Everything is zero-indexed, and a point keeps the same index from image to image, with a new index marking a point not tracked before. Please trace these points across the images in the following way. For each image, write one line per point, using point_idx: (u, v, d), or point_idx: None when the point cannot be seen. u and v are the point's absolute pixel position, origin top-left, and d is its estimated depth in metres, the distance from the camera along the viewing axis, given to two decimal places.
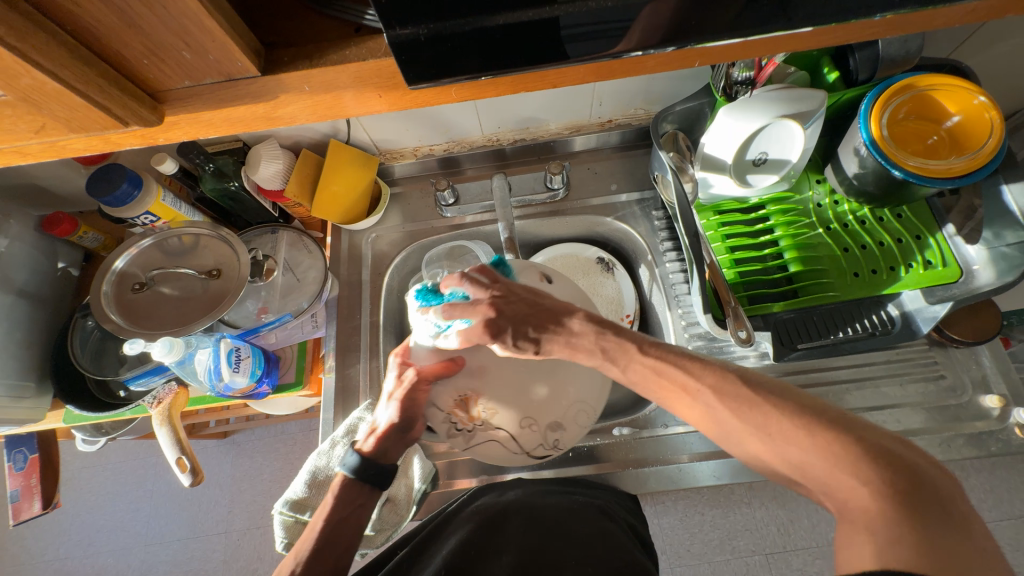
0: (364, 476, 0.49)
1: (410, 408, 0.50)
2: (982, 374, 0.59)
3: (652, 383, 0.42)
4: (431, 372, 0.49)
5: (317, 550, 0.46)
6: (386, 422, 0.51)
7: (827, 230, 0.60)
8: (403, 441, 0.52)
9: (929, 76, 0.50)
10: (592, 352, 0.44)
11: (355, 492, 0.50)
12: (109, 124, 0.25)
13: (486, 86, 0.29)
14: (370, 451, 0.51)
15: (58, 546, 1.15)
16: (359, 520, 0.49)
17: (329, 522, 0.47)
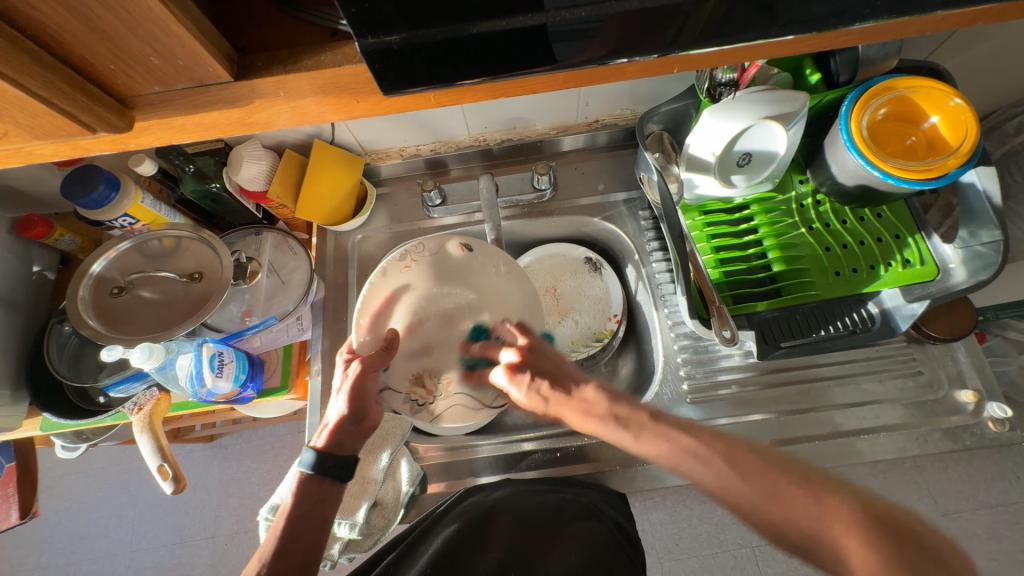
0: (326, 470, 0.47)
1: (360, 399, 0.50)
2: (957, 369, 0.61)
3: (667, 452, 0.41)
4: (376, 360, 0.52)
5: (279, 547, 0.44)
6: (336, 416, 0.50)
7: (809, 230, 0.61)
8: (358, 432, 0.51)
9: (907, 78, 0.51)
10: (604, 418, 0.45)
11: (314, 487, 0.47)
12: (76, 130, 0.24)
13: (465, 92, 0.29)
14: (326, 447, 0.49)
15: (39, 554, 1.13)
16: (323, 515, 0.47)
17: (291, 519, 0.45)
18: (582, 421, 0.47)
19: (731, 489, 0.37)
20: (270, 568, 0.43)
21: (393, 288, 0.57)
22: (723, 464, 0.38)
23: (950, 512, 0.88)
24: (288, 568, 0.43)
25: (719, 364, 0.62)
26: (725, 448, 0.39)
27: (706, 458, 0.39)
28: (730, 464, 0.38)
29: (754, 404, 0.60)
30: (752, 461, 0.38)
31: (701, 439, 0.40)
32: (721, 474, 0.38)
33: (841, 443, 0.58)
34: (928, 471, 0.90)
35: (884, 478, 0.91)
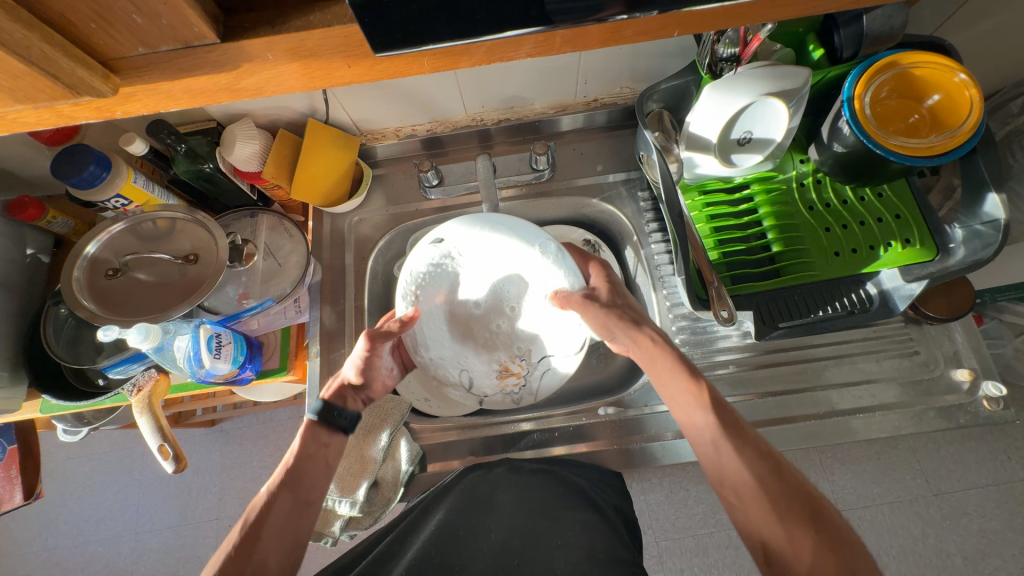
0: (329, 418, 0.49)
1: (369, 367, 0.53)
2: (953, 349, 0.61)
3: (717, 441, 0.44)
4: (386, 337, 0.52)
5: (287, 480, 0.45)
6: (348, 377, 0.53)
7: (809, 210, 0.60)
8: (359, 396, 0.54)
9: (911, 53, 0.50)
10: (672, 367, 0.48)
11: (320, 432, 0.49)
12: (59, 93, 0.24)
13: (459, 56, 0.28)
14: (329, 398, 0.52)
15: (45, 536, 1.15)
16: (327, 461, 0.48)
17: (298, 455, 0.47)
18: (649, 363, 0.50)
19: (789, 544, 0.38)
20: (279, 498, 0.44)
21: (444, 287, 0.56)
22: (803, 524, 0.38)
23: (942, 491, 0.90)
24: (292, 500, 0.45)
25: (717, 345, 0.62)
26: (790, 482, 0.41)
27: (790, 512, 0.39)
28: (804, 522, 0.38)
29: (750, 384, 0.60)
30: (815, 510, 0.39)
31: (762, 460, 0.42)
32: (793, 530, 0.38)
33: (838, 422, 0.58)
34: (922, 452, 0.92)
35: (877, 459, 0.92)
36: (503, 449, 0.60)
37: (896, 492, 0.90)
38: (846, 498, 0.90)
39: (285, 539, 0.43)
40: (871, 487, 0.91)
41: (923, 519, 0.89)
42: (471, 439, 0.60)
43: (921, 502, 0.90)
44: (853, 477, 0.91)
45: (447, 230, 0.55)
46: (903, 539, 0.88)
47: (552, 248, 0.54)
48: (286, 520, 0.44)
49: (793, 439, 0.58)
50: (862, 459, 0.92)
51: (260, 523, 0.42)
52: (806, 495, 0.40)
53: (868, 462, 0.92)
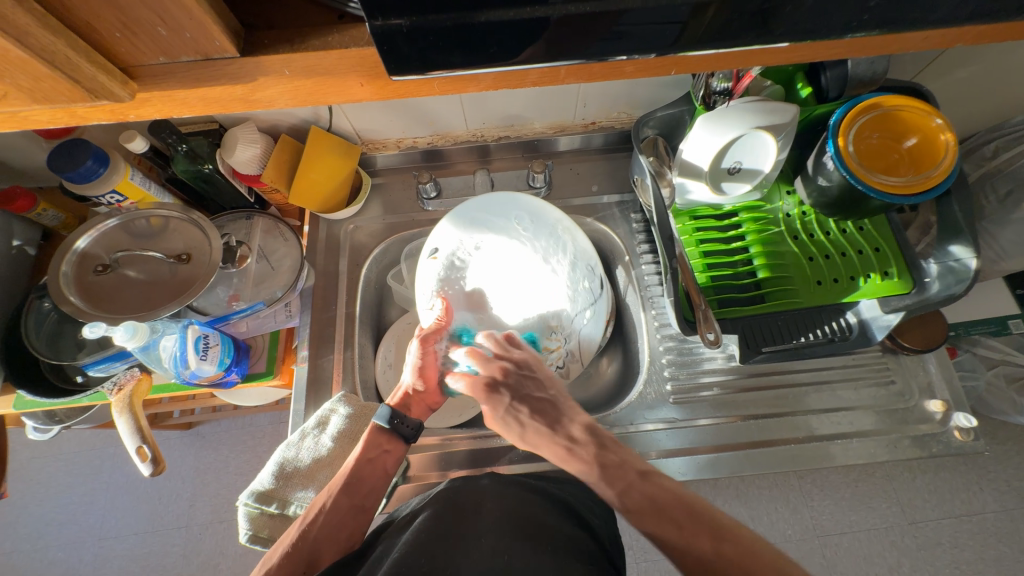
0: (397, 427, 0.54)
1: (424, 370, 0.56)
2: (928, 380, 0.63)
3: (646, 511, 0.42)
4: (434, 335, 0.55)
5: (347, 485, 0.49)
6: (407, 384, 0.57)
7: (793, 239, 0.63)
8: (424, 400, 0.58)
9: (892, 97, 0.53)
10: (590, 464, 0.47)
11: (382, 439, 0.53)
12: (78, 97, 0.24)
13: (468, 81, 0.29)
14: (397, 406, 0.56)
15: (3, 539, 1.10)
16: (384, 465, 0.53)
17: (359, 461, 0.51)
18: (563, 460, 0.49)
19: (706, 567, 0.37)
20: (336, 503, 0.48)
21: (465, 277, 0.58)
22: (705, 541, 0.39)
23: (916, 520, 0.91)
24: (348, 505, 0.49)
25: (702, 367, 0.63)
26: (711, 525, 0.39)
27: (684, 526, 0.40)
28: (712, 544, 0.38)
29: (733, 407, 0.61)
30: (738, 545, 0.38)
31: (682, 510, 0.41)
32: (702, 551, 0.38)
33: (817, 447, 0.60)
34: (897, 481, 0.93)
35: (855, 486, 0.93)
36: (488, 463, 0.60)
37: (873, 520, 0.91)
38: (823, 524, 0.91)
39: (338, 540, 0.46)
40: (848, 514, 0.92)
41: (898, 548, 0.90)
42: (457, 451, 0.60)
43: (896, 530, 0.91)
44: (831, 503, 0.92)
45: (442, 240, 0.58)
46: (878, 567, 0.89)
47: (526, 220, 0.59)
48: (342, 522, 0.47)
49: (773, 462, 0.59)
50: (840, 486, 0.93)
51: (315, 526, 0.46)
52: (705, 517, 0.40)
53: (846, 489, 0.93)
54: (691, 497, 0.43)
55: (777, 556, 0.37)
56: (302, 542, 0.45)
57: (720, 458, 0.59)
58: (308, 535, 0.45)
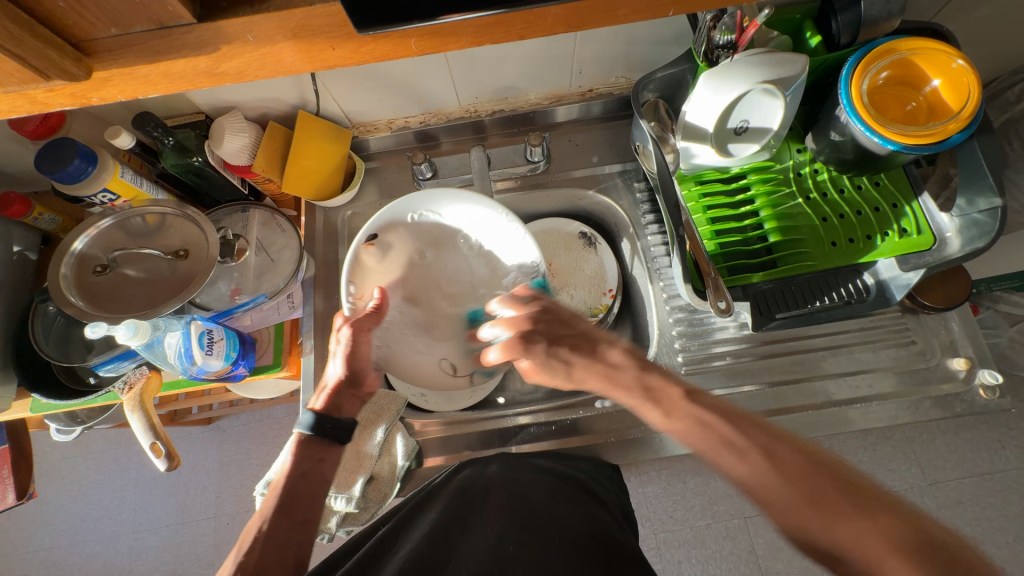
0: (327, 429, 0.48)
1: (356, 360, 0.52)
2: (950, 338, 0.61)
3: (697, 437, 0.41)
4: (368, 322, 0.53)
5: (282, 505, 0.44)
6: (336, 377, 0.52)
7: (806, 200, 0.60)
8: (355, 397, 0.52)
9: (910, 40, 0.49)
10: (631, 389, 0.46)
11: (314, 448, 0.48)
12: (29, 77, 0.24)
13: (448, 36, 0.28)
14: (324, 408, 0.50)
15: (42, 536, 1.14)
16: (321, 475, 0.47)
17: (291, 476, 0.46)
18: (609, 385, 0.48)
19: (769, 492, 0.36)
20: (274, 525, 0.43)
21: (385, 277, 0.56)
22: (764, 462, 0.37)
23: (937, 481, 0.90)
24: (291, 524, 0.44)
25: (714, 337, 0.62)
26: (765, 443, 0.38)
27: (742, 451, 0.38)
28: (772, 466, 0.37)
29: (747, 375, 0.60)
30: (798, 466, 0.37)
31: (736, 432, 0.40)
32: (759, 470, 0.37)
33: (834, 412, 0.58)
34: (917, 442, 0.92)
35: (874, 449, 0.92)
36: (499, 443, 0.60)
37: (892, 482, 0.91)
38: None
39: (286, 561, 0.42)
40: None
41: (918, 508, 0.89)
42: (467, 433, 0.60)
43: (916, 491, 0.90)
44: None
45: (381, 227, 0.54)
46: None
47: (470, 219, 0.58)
48: (285, 542, 0.42)
49: (790, 430, 0.58)
50: (859, 450, 0.92)
51: (253, 555, 0.41)
52: (770, 430, 0.40)
53: (865, 453, 0.92)
54: (747, 419, 0.41)
55: (840, 467, 0.37)
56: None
57: None
58: (245, 567, 0.40)
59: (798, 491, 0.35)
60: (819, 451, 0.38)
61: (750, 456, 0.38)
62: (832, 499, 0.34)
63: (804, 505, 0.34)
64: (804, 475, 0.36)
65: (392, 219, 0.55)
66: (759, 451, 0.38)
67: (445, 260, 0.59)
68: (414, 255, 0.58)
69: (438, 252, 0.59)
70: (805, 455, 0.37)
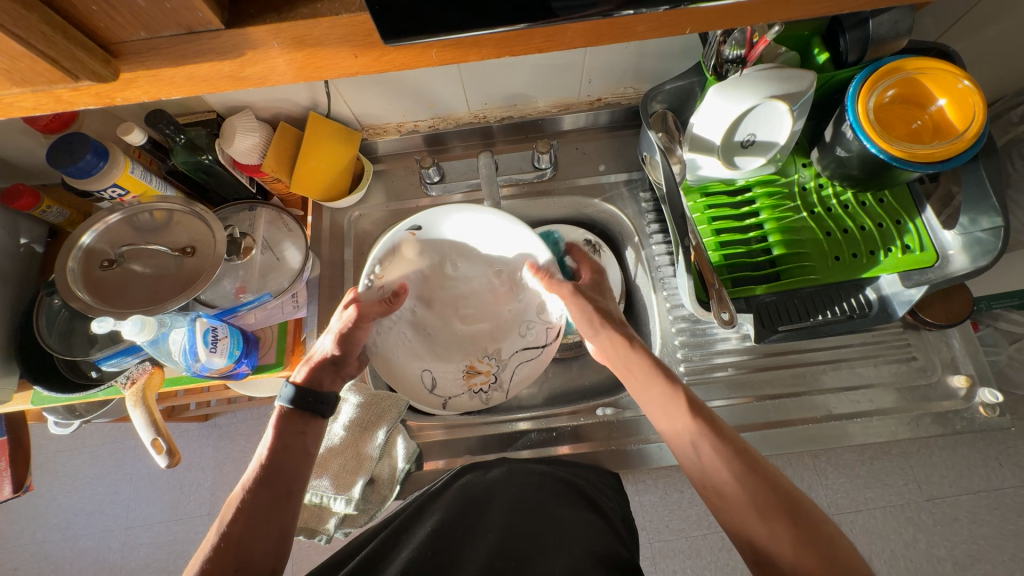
0: (308, 403, 0.47)
1: (347, 342, 0.52)
2: (951, 355, 0.61)
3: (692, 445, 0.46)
4: (374, 313, 0.53)
5: (264, 475, 0.43)
6: (323, 351, 0.52)
7: (810, 214, 0.60)
8: (336, 374, 0.53)
9: (917, 59, 0.50)
10: (647, 373, 0.50)
11: (296, 420, 0.47)
12: (58, 77, 0.25)
13: (469, 48, 0.29)
14: (305, 382, 0.50)
15: (34, 529, 1.13)
16: (305, 448, 0.46)
17: (272, 449, 0.45)
18: (627, 368, 0.52)
19: (732, 498, 0.43)
20: (254, 497, 0.42)
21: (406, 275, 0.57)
22: (742, 476, 0.43)
23: (933, 497, 0.90)
24: (271, 497, 0.43)
25: (716, 347, 0.62)
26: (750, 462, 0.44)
27: (729, 459, 0.44)
28: (750, 477, 0.43)
29: (748, 387, 0.60)
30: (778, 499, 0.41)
31: (733, 447, 0.45)
32: (734, 483, 0.43)
33: (834, 426, 0.58)
34: (914, 457, 0.92)
35: (871, 463, 0.92)
36: (499, 448, 0.60)
37: (889, 497, 0.91)
38: (839, 502, 0.91)
39: (268, 534, 0.41)
40: (864, 492, 0.91)
41: (915, 524, 0.89)
42: (468, 437, 0.61)
43: (912, 507, 0.90)
44: (847, 481, 0.92)
45: (426, 220, 0.56)
46: (894, 543, 0.89)
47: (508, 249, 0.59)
48: (266, 517, 0.42)
49: (789, 442, 0.58)
50: (856, 464, 0.92)
51: (238, 524, 0.41)
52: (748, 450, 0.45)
53: (862, 467, 0.92)
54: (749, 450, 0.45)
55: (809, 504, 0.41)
56: (226, 545, 0.40)
57: None
58: (232, 535, 0.40)
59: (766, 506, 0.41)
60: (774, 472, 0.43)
61: (735, 465, 0.44)
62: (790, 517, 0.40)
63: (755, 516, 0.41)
64: (775, 498, 0.41)
65: (438, 213, 0.56)
66: (742, 463, 0.44)
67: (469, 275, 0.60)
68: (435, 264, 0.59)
69: (465, 265, 0.59)
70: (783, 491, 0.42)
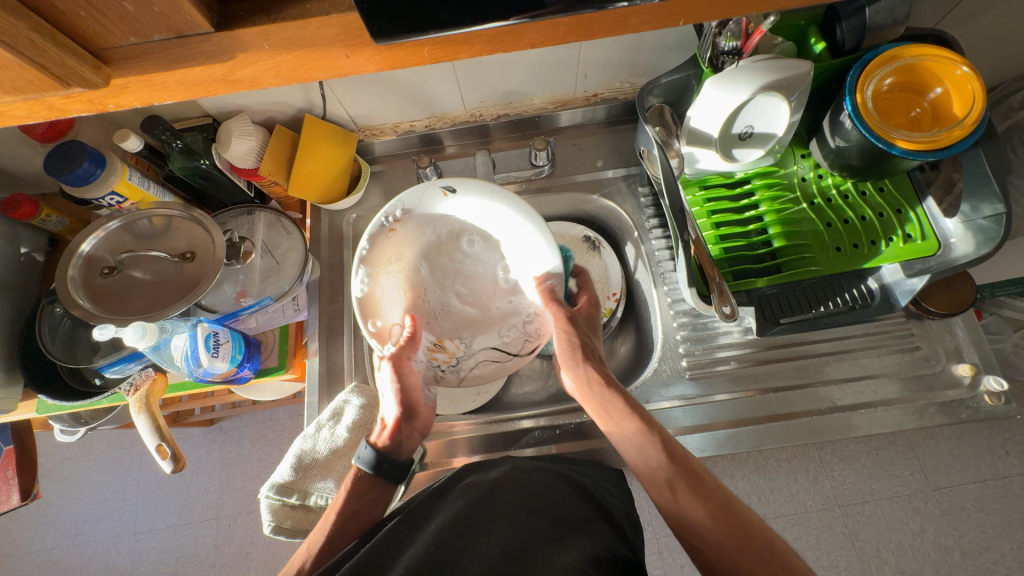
0: (384, 470, 0.50)
1: (405, 396, 0.53)
2: (955, 344, 0.61)
3: (660, 468, 0.46)
4: (405, 351, 0.55)
5: (332, 540, 0.47)
6: (392, 417, 0.53)
7: (810, 205, 0.60)
8: (412, 430, 0.54)
9: (914, 46, 0.49)
10: (621, 406, 0.50)
11: (367, 487, 0.50)
12: (49, 85, 0.25)
13: (460, 46, 0.28)
14: (386, 446, 0.52)
15: (43, 537, 1.14)
16: (370, 515, 0.50)
17: (341, 515, 0.48)
18: (601, 403, 0.51)
19: (705, 538, 0.41)
20: (317, 560, 0.46)
21: (406, 256, 0.56)
22: (708, 516, 0.42)
23: (940, 486, 0.90)
24: (334, 557, 0.47)
25: (718, 341, 0.62)
26: (722, 501, 0.43)
27: (706, 490, 0.43)
28: (717, 518, 0.41)
29: (751, 380, 0.60)
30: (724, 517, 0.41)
31: (708, 481, 0.44)
32: (704, 518, 0.42)
33: (838, 417, 0.58)
34: (919, 447, 0.92)
35: (876, 454, 0.92)
36: (503, 446, 0.60)
37: (895, 487, 0.90)
38: (844, 493, 0.90)
39: None
40: (869, 483, 0.91)
41: (922, 514, 0.89)
42: (471, 436, 0.61)
43: (919, 497, 0.90)
44: (852, 472, 0.92)
45: (461, 185, 0.53)
46: (901, 534, 0.89)
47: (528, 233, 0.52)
48: None
49: (794, 435, 0.58)
50: (861, 455, 0.92)
51: None
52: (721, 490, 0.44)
53: (867, 458, 0.92)
54: (686, 459, 0.46)
55: (787, 550, 0.39)
56: None
57: (738, 433, 0.58)
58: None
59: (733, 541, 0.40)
60: (748, 515, 0.42)
61: (706, 497, 0.43)
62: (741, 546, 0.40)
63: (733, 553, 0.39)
64: (751, 541, 0.40)
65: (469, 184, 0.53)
66: (711, 503, 0.43)
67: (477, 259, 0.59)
68: (437, 236, 0.57)
69: (475, 252, 0.58)
70: (754, 532, 0.40)
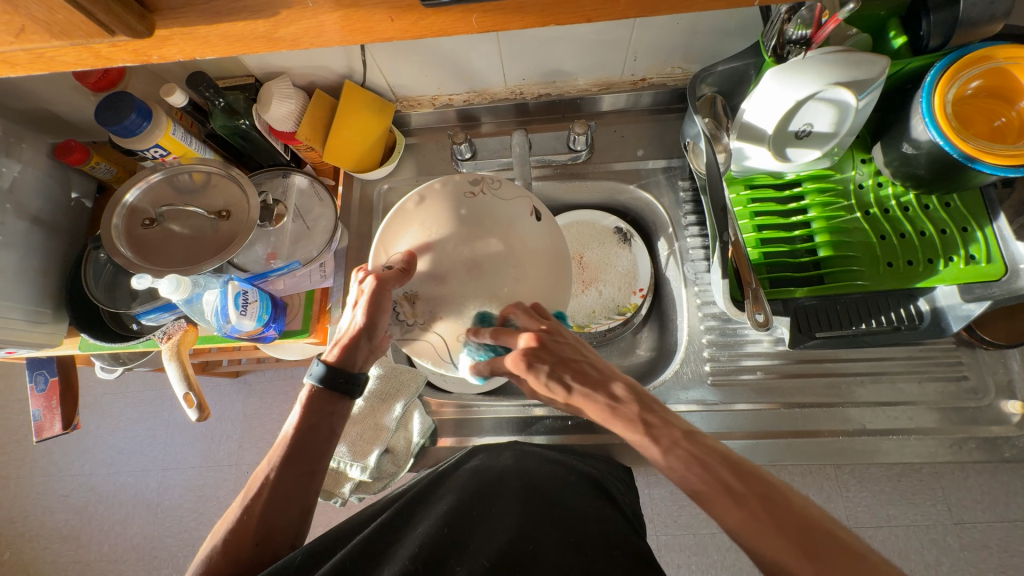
0: (333, 382, 0.46)
1: (376, 312, 0.48)
2: (1007, 378, 0.57)
3: (691, 477, 0.35)
4: (391, 279, 0.48)
5: (289, 455, 0.44)
6: (352, 328, 0.48)
7: (865, 215, 0.56)
8: (370, 350, 0.50)
9: (1010, 47, 0.45)
10: (631, 423, 0.39)
11: (325, 400, 0.46)
12: (95, 30, 0.25)
13: (510, 16, 0.27)
14: (337, 360, 0.47)
15: (83, 462, 1.23)
16: (330, 429, 0.46)
17: (300, 429, 0.45)
18: (610, 415, 0.40)
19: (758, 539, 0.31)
20: (282, 473, 0.43)
21: (437, 218, 0.52)
22: (761, 510, 0.32)
23: (964, 521, 0.85)
24: (296, 473, 0.44)
25: (745, 349, 0.59)
26: (762, 490, 0.32)
27: (739, 497, 0.32)
28: (766, 512, 0.31)
29: (775, 393, 0.58)
30: (790, 511, 0.31)
31: (733, 476, 0.34)
32: (752, 517, 0.31)
33: (866, 442, 0.55)
34: (947, 479, 0.87)
35: (897, 480, 0.89)
36: (513, 431, 0.60)
37: (914, 516, 0.87)
38: (858, 516, 0.88)
39: (291, 508, 0.43)
40: (887, 508, 0.88)
41: (939, 546, 0.85)
42: (482, 418, 0.61)
43: (939, 529, 0.86)
44: (869, 496, 0.89)
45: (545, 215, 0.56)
46: (915, 564, 0.85)
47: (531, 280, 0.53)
48: (293, 490, 0.43)
49: (816, 454, 0.56)
50: (881, 479, 0.89)
51: (262, 498, 0.42)
52: (761, 476, 0.33)
53: (887, 483, 0.89)
54: (745, 462, 0.34)
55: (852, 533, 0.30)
56: (249, 518, 0.42)
57: (756, 445, 0.56)
58: (254, 512, 0.42)
59: (789, 539, 0.30)
60: (791, 495, 0.32)
61: (745, 504, 0.32)
62: (831, 553, 0.29)
63: (797, 557, 0.29)
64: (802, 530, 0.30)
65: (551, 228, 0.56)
66: (754, 498, 0.32)
67: (507, 251, 0.53)
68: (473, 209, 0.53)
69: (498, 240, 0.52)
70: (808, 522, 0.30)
